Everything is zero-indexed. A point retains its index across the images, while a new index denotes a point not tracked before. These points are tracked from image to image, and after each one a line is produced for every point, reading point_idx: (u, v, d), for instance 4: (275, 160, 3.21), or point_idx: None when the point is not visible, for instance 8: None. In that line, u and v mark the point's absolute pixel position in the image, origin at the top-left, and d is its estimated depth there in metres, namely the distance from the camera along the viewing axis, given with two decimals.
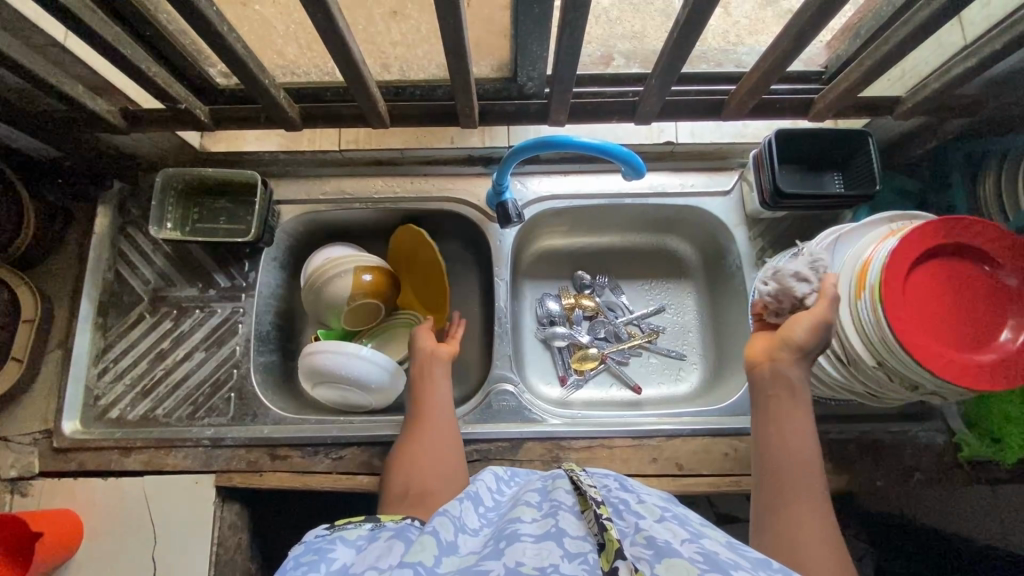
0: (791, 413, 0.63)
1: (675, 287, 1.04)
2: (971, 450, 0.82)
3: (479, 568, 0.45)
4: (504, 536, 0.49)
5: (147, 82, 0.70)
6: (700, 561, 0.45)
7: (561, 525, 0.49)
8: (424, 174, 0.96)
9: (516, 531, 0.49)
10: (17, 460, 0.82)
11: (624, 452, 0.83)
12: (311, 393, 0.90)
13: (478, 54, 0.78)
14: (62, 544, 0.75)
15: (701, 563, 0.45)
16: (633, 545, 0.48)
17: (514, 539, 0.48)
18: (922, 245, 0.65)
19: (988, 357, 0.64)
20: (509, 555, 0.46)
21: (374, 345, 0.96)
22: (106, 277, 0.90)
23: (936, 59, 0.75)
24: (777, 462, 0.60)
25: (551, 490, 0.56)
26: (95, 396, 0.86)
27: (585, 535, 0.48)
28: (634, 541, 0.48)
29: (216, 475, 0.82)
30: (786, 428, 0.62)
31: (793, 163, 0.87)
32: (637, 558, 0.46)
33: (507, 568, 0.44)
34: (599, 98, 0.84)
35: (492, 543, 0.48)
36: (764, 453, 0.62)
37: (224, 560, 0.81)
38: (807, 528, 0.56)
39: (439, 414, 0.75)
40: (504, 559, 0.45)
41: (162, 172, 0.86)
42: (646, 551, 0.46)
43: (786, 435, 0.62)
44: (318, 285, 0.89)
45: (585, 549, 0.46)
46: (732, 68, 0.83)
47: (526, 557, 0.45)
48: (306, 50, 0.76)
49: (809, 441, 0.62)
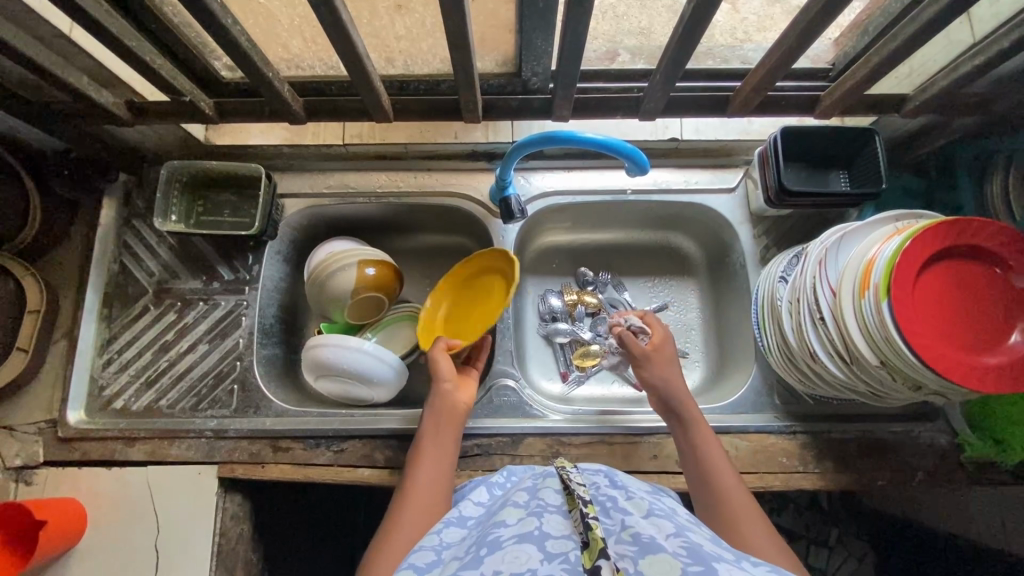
0: (696, 415, 0.73)
1: (678, 285, 1.04)
2: (974, 451, 0.82)
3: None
4: (486, 543, 0.49)
5: (152, 75, 0.70)
6: (683, 555, 0.45)
7: (544, 529, 0.50)
8: (428, 169, 0.95)
9: (497, 536, 0.50)
10: (21, 450, 0.83)
11: (624, 449, 0.83)
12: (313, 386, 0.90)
13: (482, 48, 0.78)
14: (64, 532, 0.76)
15: (685, 556, 0.45)
16: (618, 543, 0.48)
17: (495, 547, 0.48)
18: (932, 244, 0.65)
19: (996, 359, 0.64)
20: (487, 563, 0.46)
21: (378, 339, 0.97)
22: (111, 270, 0.91)
23: (944, 56, 0.74)
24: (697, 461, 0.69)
25: (540, 488, 0.58)
26: (100, 387, 0.87)
27: (569, 534, 0.49)
28: (619, 539, 0.49)
29: (219, 467, 0.82)
30: (697, 439, 0.71)
31: (797, 162, 0.87)
32: (621, 556, 0.46)
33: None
34: (604, 94, 0.82)
35: (474, 549, 0.50)
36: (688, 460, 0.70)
37: (226, 551, 0.81)
38: (747, 521, 0.61)
39: (438, 458, 0.71)
40: (482, 568, 0.46)
41: (167, 165, 0.86)
42: (631, 549, 0.47)
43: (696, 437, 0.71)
44: (323, 280, 0.90)
45: (567, 549, 0.47)
46: (738, 65, 0.83)
47: (503, 565, 0.45)
48: (311, 43, 0.77)
49: (718, 444, 0.70)
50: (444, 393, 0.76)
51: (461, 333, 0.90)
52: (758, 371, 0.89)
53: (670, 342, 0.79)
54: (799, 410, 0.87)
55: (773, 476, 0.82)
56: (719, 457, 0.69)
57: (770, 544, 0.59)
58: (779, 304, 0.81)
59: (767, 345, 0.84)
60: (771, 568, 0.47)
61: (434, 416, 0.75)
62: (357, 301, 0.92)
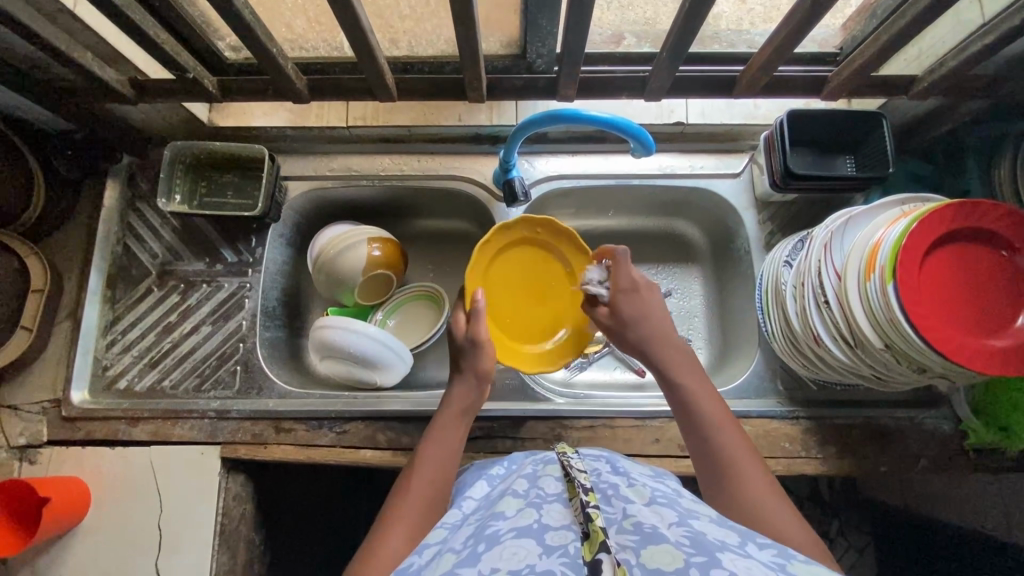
0: (690, 373, 0.68)
1: (682, 271, 1.03)
2: (977, 437, 0.81)
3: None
4: (484, 538, 0.49)
5: (156, 51, 0.70)
6: (686, 545, 0.44)
7: (543, 521, 0.50)
8: (432, 152, 0.95)
9: (495, 531, 0.50)
10: (25, 428, 0.84)
11: (626, 433, 0.83)
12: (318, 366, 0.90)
13: (487, 29, 0.78)
14: (67, 510, 0.77)
15: (687, 547, 0.44)
16: (619, 533, 0.48)
17: (494, 544, 0.48)
18: (936, 228, 0.64)
19: (1004, 342, 0.63)
20: (484, 562, 0.46)
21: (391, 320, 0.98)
22: (114, 251, 0.91)
23: (953, 37, 0.73)
24: (697, 429, 0.64)
25: (540, 477, 0.58)
26: (103, 367, 0.88)
27: (569, 525, 0.49)
28: (620, 528, 0.48)
29: (221, 447, 0.83)
30: (694, 401, 0.65)
31: (803, 146, 0.86)
32: (622, 546, 0.46)
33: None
34: (609, 75, 0.81)
35: (472, 544, 0.49)
36: (686, 428, 0.65)
37: (228, 530, 0.81)
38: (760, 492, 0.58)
39: (444, 452, 0.67)
40: (479, 566, 0.45)
41: (171, 145, 0.86)
42: (632, 540, 0.46)
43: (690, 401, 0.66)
44: (330, 259, 0.90)
45: (567, 541, 0.46)
46: (744, 49, 0.82)
47: (500, 563, 0.45)
48: (315, 23, 0.77)
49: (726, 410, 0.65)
50: (469, 385, 0.72)
51: (503, 266, 0.85)
52: (760, 356, 0.89)
53: (629, 298, 0.71)
54: (803, 396, 0.87)
55: (776, 460, 0.82)
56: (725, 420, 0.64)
57: (794, 525, 0.56)
58: (783, 289, 0.80)
59: (771, 329, 0.84)
60: (776, 552, 0.47)
61: (450, 408, 0.71)
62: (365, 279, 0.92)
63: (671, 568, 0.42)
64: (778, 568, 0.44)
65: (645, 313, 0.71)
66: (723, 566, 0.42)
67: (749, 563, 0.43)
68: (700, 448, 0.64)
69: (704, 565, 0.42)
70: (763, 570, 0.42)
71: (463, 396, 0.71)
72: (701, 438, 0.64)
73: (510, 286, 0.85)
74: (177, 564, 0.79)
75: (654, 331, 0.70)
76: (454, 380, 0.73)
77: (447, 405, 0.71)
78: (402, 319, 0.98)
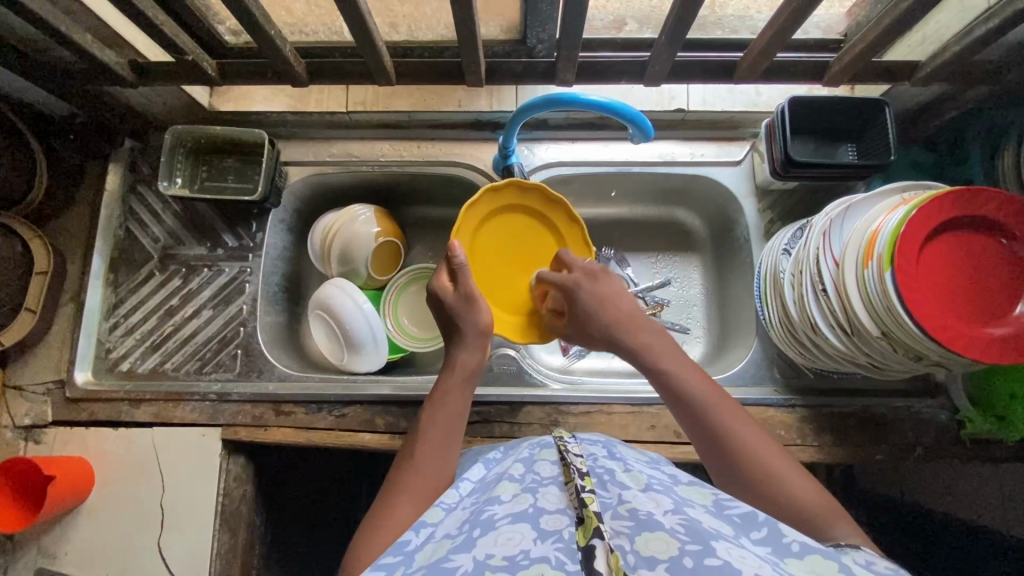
0: (671, 356, 0.68)
1: (682, 260, 1.03)
2: (974, 427, 0.82)
3: (446, 564, 0.45)
4: (479, 523, 0.50)
5: (156, 33, 0.71)
6: (681, 533, 0.44)
7: (538, 505, 0.50)
8: (430, 139, 0.95)
9: (490, 516, 0.50)
10: (31, 409, 0.85)
11: (623, 419, 0.84)
12: (318, 335, 0.91)
13: (486, 13, 0.79)
14: (73, 489, 0.78)
15: (682, 534, 0.44)
16: (615, 518, 0.48)
17: (488, 531, 0.48)
18: (935, 215, 0.63)
19: (1002, 330, 0.62)
20: (479, 547, 0.46)
21: (405, 304, 0.97)
22: (117, 235, 0.92)
23: (958, 22, 0.72)
24: (692, 409, 0.64)
25: (536, 461, 0.58)
26: (106, 350, 0.89)
27: (563, 508, 0.49)
28: (616, 513, 0.48)
29: (222, 429, 0.84)
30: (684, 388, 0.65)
31: (805, 134, 0.85)
32: (617, 532, 0.46)
33: (475, 562, 0.45)
34: (608, 61, 0.80)
35: (468, 531, 0.50)
36: (676, 410, 0.66)
37: (229, 510, 0.83)
38: (787, 473, 0.60)
39: (447, 420, 0.68)
40: (473, 554, 0.46)
41: (171, 130, 0.87)
42: (627, 525, 0.46)
43: (676, 385, 0.65)
44: (336, 230, 0.91)
45: (562, 526, 0.47)
46: (747, 35, 0.81)
47: (495, 549, 0.46)
48: (315, 6, 0.79)
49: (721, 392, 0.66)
50: (473, 346, 0.72)
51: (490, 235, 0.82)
52: (757, 344, 0.89)
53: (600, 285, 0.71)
54: (799, 384, 0.87)
55: None
56: (716, 396, 0.65)
57: (800, 509, 0.57)
58: (781, 277, 0.80)
59: (768, 318, 0.84)
60: (772, 549, 0.47)
61: (455, 372, 0.71)
62: (372, 260, 0.93)
63: (665, 556, 0.43)
64: (774, 563, 0.44)
65: (610, 295, 0.71)
66: (717, 556, 0.42)
67: (744, 554, 0.43)
68: (702, 435, 0.64)
69: (698, 555, 0.42)
70: (758, 561, 0.43)
71: (467, 357, 0.71)
72: (695, 418, 0.64)
73: (491, 252, 0.82)
74: (178, 542, 0.80)
75: (619, 309, 0.70)
76: (455, 344, 0.72)
77: (452, 370, 0.71)
78: (410, 301, 0.98)
